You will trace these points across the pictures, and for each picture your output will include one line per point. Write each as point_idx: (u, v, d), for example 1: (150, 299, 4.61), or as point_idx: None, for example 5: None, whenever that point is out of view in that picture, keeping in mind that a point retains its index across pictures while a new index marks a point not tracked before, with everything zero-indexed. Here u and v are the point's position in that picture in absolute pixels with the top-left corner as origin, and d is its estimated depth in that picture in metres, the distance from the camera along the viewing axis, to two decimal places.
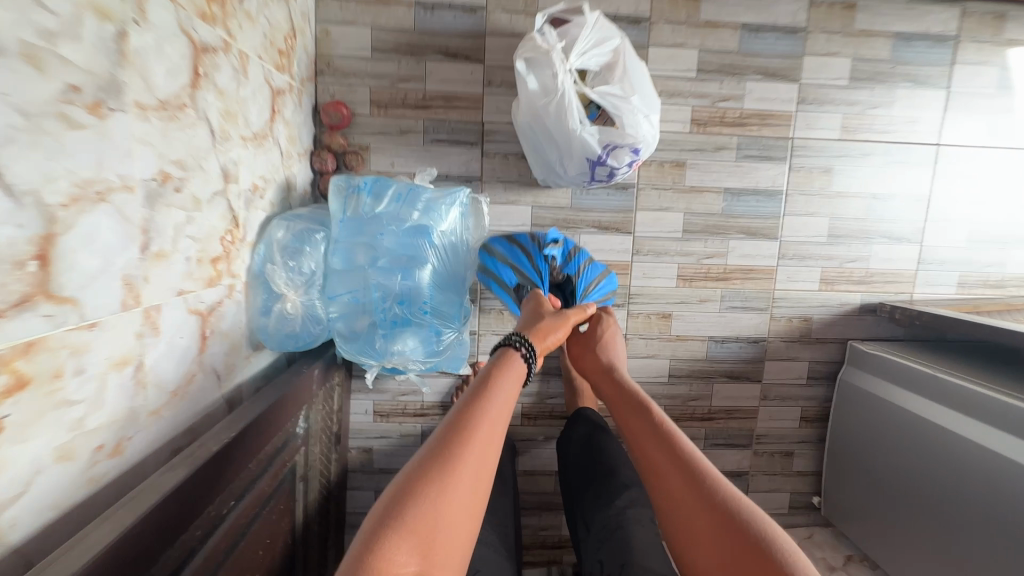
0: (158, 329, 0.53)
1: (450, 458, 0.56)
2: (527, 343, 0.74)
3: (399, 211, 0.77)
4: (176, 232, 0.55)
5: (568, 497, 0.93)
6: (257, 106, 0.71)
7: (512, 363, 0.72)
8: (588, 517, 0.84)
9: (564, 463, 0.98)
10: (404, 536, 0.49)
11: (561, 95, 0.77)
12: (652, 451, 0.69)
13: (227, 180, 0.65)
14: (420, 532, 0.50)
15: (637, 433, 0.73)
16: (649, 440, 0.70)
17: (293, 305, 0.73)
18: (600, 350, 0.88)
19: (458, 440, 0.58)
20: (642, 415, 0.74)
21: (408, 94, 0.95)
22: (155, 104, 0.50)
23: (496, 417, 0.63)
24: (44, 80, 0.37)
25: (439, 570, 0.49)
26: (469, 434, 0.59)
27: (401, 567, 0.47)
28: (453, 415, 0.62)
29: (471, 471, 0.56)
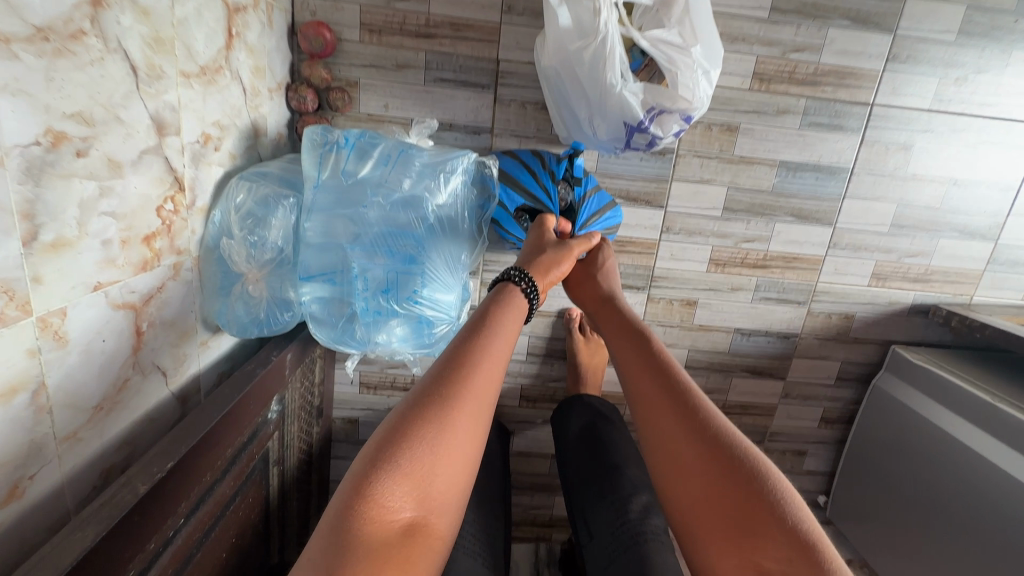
0: (65, 338, 0.41)
1: (450, 387, 0.45)
2: (527, 278, 0.61)
3: (387, 177, 0.63)
4: (85, 210, 0.42)
5: (566, 490, 0.81)
6: (204, 28, 0.55)
7: (511, 295, 0.59)
8: (592, 523, 0.73)
9: (560, 451, 0.86)
10: (402, 483, 0.39)
11: (601, 38, 0.60)
12: (645, 382, 0.56)
13: (164, 132, 0.50)
14: (420, 479, 0.40)
15: (628, 362, 0.60)
16: (642, 369, 0.57)
17: (256, 287, 0.62)
18: (600, 278, 0.73)
19: (456, 369, 0.47)
20: (640, 342, 0.61)
21: (407, 18, 0.76)
22: (29, 33, 0.35)
23: (507, 345, 0.52)
24: None
25: (434, 515, 0.40)
26: (473, 362, 0.48)
27: (395, 514, 0.38)
28: (454, 342, 0.51)
29: (477, 404, 0.46)
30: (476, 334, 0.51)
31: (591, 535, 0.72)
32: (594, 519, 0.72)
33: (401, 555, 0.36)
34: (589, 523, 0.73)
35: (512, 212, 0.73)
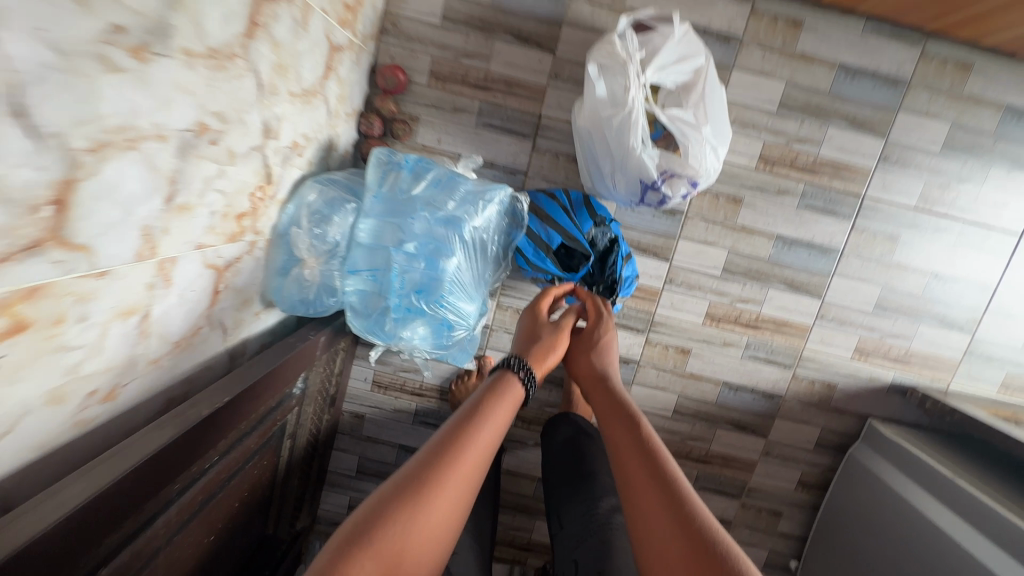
0: (170, 281, 0.52)
1: (424, 477, 0.50)
2: (527, 368, 0.68)
3: (435, 197, 0.74)
4: (206, 185, 0.53)
5: (546, 488, 0.88)
6: (312, 60, 0.68)
7: (510, 383, 0.66)
8: (564, 515, 0.79)
9: (545, 453, 0.93)
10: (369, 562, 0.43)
11: (629, 109, 0.72)
12: (635, 472, 0.59)
13: (268, 135, 0.63)
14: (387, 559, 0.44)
15: (622, 448, 0.63)
16: (634, 456, 0.61)
17: (311, 272, 0.72)
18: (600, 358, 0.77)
19: (434, 459, 0.52)
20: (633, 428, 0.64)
21: (470, 72, 0.90)
22: (205, 52, 0.47)
23: (489, 440, 0.58)
24: (89, 18, 0.35)
25: None
26: (454, 453, 0.53)
27: None
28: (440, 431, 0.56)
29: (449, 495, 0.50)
30: (465, 425, 0.57)
31: (562, 524, 0.78)
32: (566, 513, 0.79)
33: None
34: (560, 517, 0.79)
35: (554, 252, 0.82)
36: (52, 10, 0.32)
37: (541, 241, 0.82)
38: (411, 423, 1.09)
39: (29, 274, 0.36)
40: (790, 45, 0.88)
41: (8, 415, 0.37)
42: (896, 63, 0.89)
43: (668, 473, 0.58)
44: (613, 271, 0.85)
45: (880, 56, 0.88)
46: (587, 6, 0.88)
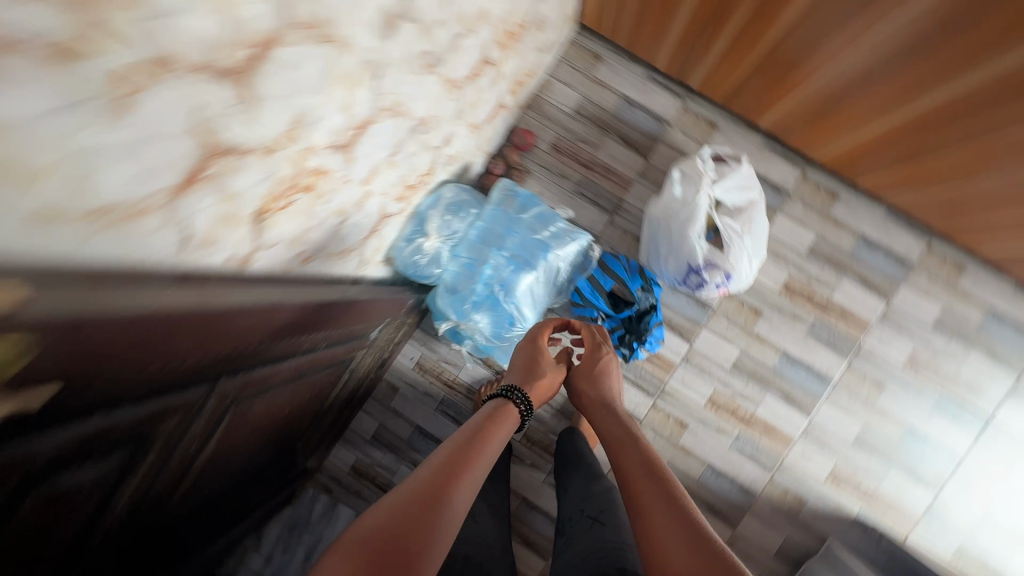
0: (362, 206, 0.75)
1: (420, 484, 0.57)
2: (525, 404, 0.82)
3: (535, 225, 0.98)
4: (407, 156, 0.78)
5: (556, 473, 1.05)
6: (487, 108, 0.97)
7: (502, 417, 0.76)
8: (570, 485, 0.96)
9: (557, 450, 1.11)
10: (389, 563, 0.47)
11: (695, 208, 0.96)
12: (635, 480, 0.65)
13: (445, 143, 0.89)
14: (402, 560, 0.48)
15: (626, 469, 0.68)
16: (636, 474, 0.65)
17: (429, 246, 0.95)
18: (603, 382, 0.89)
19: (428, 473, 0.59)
20: (634, 452, 0.70)
21: (581, 153, 1.18)
22: (449, 79, 0.75)
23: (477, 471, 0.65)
24: (422, 43, 0.62)
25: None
26: (444, 476, 0.59)
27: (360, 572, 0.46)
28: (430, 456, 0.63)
29: (447, 506, 0.56)
30: (456, 454, 0.65)
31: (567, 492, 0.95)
32: (571, 484, 0.96)
33: None
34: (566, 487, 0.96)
35: (606, 293, 1.03)
36: (414, 35, 0.59)
37: (599, 282, 1.03)
38: (434, 408, 1.26)
39: (329, 161, 0.60)
40: (826, 208, 1.13)
41: (276, 237, 0.59)
42: (906, 248, 1.12)
43: (666, 487, 0.62)
44: (646, 326, 1.04)
45: (894, 238, 1.12)
46: (681, 135, 1.16)
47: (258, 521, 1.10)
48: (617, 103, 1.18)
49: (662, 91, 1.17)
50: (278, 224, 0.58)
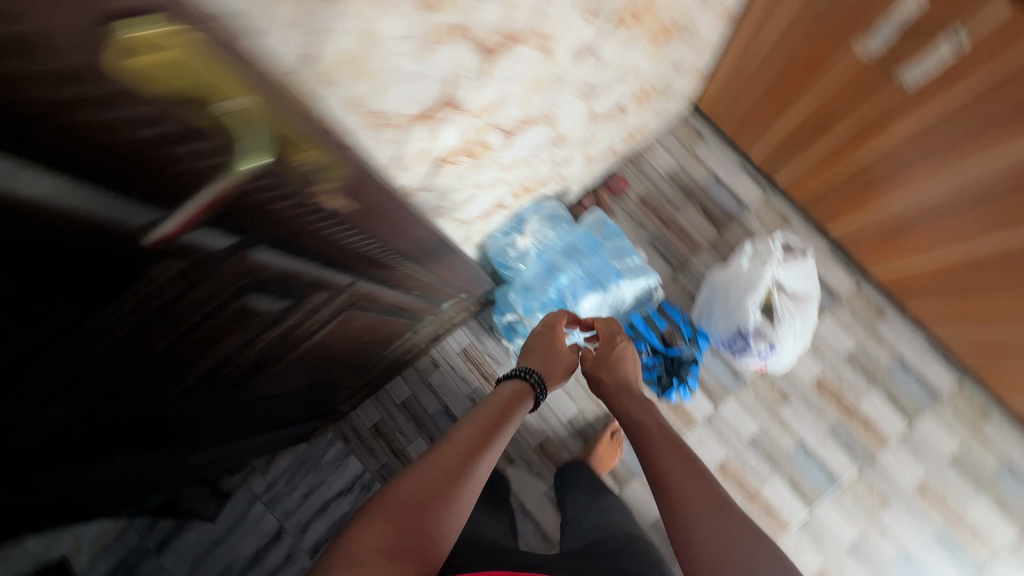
0: (491, 188, 0.89)
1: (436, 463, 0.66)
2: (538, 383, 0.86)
3: (614, 253, 1.12)
4: (537, 162, 0.93)
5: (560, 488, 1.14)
6: (603, 147, 1.12)
7: (517, 400, 0.82)
8: (576, 496, 1.05)
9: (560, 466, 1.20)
10: (418, 521, 0.59)
11: (758, 281, 1.08)
12: (659, 457, 0.73)
13: (564, 164, 1.04)
14: (424, 528, 0.59)
15: (651, 448, 0.75)
16: (670, 463, 0.71)
17: (521, 242, 1.08)
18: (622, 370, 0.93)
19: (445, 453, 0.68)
20: (665, 443, 0.75)
21: (664, 211, 1.32)
22: (593, 112, 0.90)
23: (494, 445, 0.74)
24: (592, 77, 0.78)
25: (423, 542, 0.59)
26: (462, 449, 0.69)
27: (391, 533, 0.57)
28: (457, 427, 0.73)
29: (463, 474, 0.66)
30: (481, 428, 0.73)
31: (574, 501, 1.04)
32: (577, 496, 1.05)
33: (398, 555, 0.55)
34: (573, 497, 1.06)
35: (658, 331, 1.14)
36: (591, 68, 0.75)
37: (655, 322, 1.15)
38: (465, 394, 1.35)
39: (495, 141, 0.74)
40: (871, 323, 1.23)
41: (436, 185, 0.73)
42: (937, 380, 1.20)
43: (696, 481, 0.68)
44: (687, 370, 1.13)
45: (929, 368, 1.20)
46: (757, 221, 1.29)
47: (283, 438, 1.19)
48: (707, 179, 1.32)
49: (749, 180, 1.32)
50: (443, 176, 0.72)
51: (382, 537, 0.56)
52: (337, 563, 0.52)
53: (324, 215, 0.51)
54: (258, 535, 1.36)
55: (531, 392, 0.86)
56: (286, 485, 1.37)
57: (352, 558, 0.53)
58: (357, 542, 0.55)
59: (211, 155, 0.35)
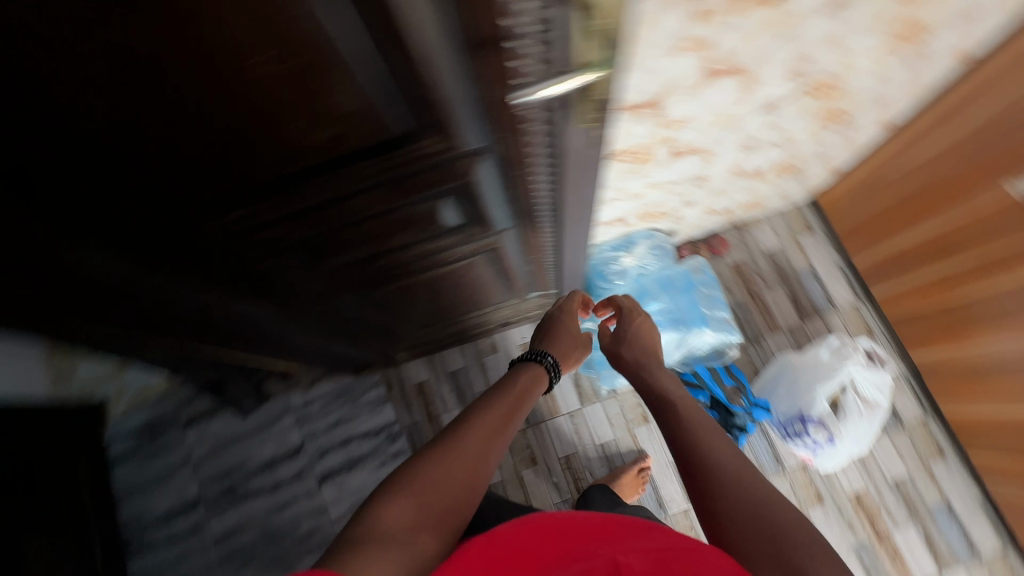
0: (626, 200, 0.96)
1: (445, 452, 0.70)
2: (545, 360, 0.93)
3: (705, 300, 1.17)
4: (672, 192, 1.00)
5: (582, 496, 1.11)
6: (724, 205, 1.19)
7: (524, 393, 0.86)
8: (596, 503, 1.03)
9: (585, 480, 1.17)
10: (432, 503, 0.64)
11: (835, 372, 1.10)
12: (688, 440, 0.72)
13: (690, 206, 1.11)
14: (436, 509, 0.63)
15: (679, 432, 0.74)
16: (700, 447, 0.70)
17: (626, 260, 1.14)
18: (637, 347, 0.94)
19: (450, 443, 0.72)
20: (696, 426, 0.74)
21: (754, 283, 1.36)
22: (740, 165, 0.97)
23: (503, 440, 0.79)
24: (760, 130, 0.85)
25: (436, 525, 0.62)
26: (473, 438, 0.74)
27: (408, 510, 0.61)
28: (469, 415, 0.78)
29: (471, 461, 0.71)
30: (492, 424, 0.77)
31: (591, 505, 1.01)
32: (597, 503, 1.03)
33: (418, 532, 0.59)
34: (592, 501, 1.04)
35: (723, 386, 1.19)
36: (763, 123, 0.83)
37: (721, 376, 1.20)
38: None
39: (659, 156, 0.82)
40: (928, 458, 1.22)
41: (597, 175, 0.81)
42: (981, 539, 1.16)
43: (732, 461, 0.67)
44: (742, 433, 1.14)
45: (975, 524, 1.17)
46: (841, 323, 1.32)
47: (345, 362, 1.27)
48: (804, 269, 1.36)
49: (844, 284, 1.35)
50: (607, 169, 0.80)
51: (405, 511, 0.60)
52: (365, 531, 0.56)
53: (545, 165, 0.57)
54: (280, 443, 1.42)
55: (546, 374, 0.92)
56: (320, 408, 1.43)
57: (381, 524, 0.57)
58: (381, 515, 0.59)
59: (535, 111, 0.46)
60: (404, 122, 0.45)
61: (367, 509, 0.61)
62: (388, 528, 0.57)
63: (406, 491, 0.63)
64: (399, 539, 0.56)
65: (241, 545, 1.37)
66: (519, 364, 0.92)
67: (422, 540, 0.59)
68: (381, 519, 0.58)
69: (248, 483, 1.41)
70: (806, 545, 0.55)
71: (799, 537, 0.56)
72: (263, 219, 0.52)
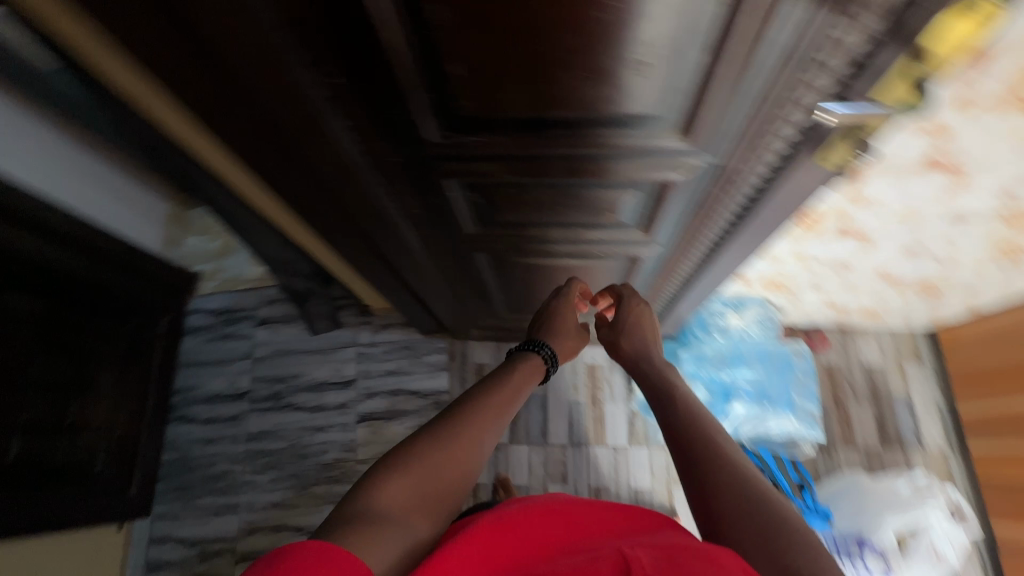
0: (764, 260, 0.95)
1: (435, 434, 0.66)
2: (546, 349, 0.83)
3: (794, 387, 1.15)
4: (810, 268, 0.98)
5: None
6: (847, 302, 1.15)
7: (520, 375, 0.78)
8: None
9: None
10: (423, 489, 0.61)
11: (921, 511, 1.05)
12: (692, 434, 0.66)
13: (815, 289, 1.08)
14: (427, 497, 0.61)
15: (683, 424, 0.68)
16: (707, 443, 0.64)
17: (733, 319, 1.13)
18: (635, 338, 0.82)
19: (440, 426, 0.68)
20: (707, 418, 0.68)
21: (844, 391, 1.30)
22: (889, 266, 0.95)
23: (494, 427, 0.72)
24: (934, 238, 0.83)
25: (422, 517, 0.59)
26: (466, 422, 0.68)
27: (399, 496, 0.59)
28: (470, 395, 0.72)
29: (462, 448, 0.65)
30: (482, 408, 0.71)
31: None
32: None
33: (409, 522, 0.58)
34: None
35: (788, 480, 1.12)
36: (941, 232, 0.81)
37: (787, 469, 1.13)
38: (568, 399, 1.37)
39: (825, 228, 0.81)
40: None
41: None
42: None
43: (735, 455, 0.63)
44: None
45: None
46: (922, 463, 1.25)
47: (426, 319, 1.32)
48: (899, 396, 1.30)
49: (938, 425, 1.27)
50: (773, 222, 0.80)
51: (399, 493, 0.59)
52: (362, 509, 0.56)
53: (759, 182, 0.59)
54: (334, 370, 1.47)
55: (543, 366, 0.83)
56: (381, 352, 1.47)
57: (377, 505, 0.57)
58: (380, 495, 0.58)
59: (789, 131, 0.49)
60: (670, 96, 0.47)
61: (368, 481, 0.60)
62: (381, 512, 0.56)
63: (403, 461, 0.62)
64: (389, 527, 0.55)
65: (268, 449, 1.42)
66: (516, 351, 0.82)
67: (415, 524, 0.58)
68: (377, 502, 0.57)
69: (293, 395, 1.46)
70: (804, 547, 0.53)
71: (794, 539, 0.54)
72: (481, 154, 0.57)
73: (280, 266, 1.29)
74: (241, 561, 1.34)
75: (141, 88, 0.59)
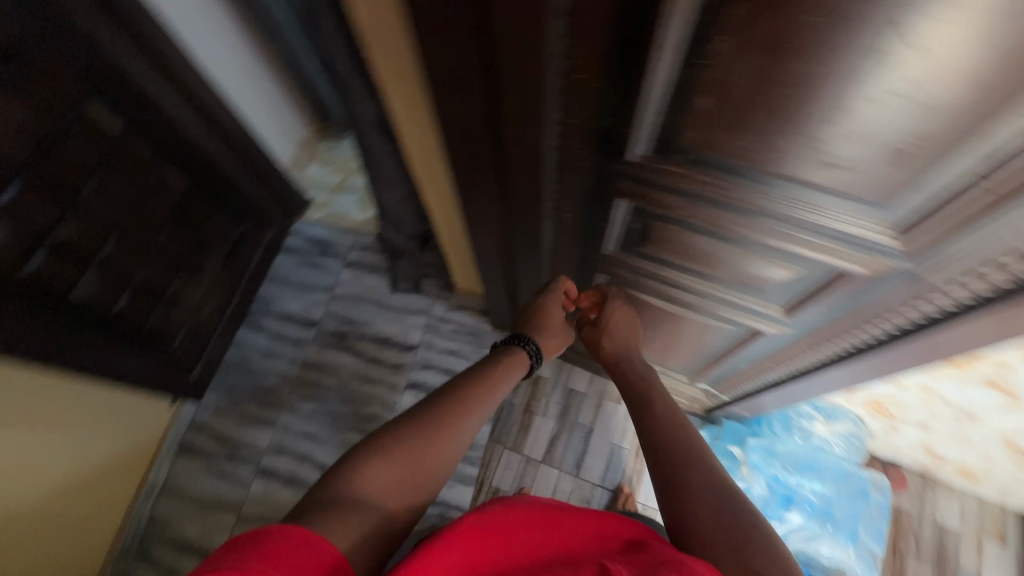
0: (883, 380, 0.89)
1: (421, 423, 0.70)
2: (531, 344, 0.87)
3: (865, 519, 1.06)
4: (928, 405, 0.90)
5: None
6: (948, 453, 1.06)
7: (508, 371, 0.82)
8: None
9: None
10: (404, 474, 0.64)
11: None
12: (677, 458, 0.66)
13: (921, 428, 1.00)
14: (406, 481, 0.64)
15: (666, 447, 0.68)
16: (693, 470, 0.64)
17: (816, 426, 1.08)
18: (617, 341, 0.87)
19: (427, 416, 0.71)
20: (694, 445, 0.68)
21: (907, 543, 1.19)
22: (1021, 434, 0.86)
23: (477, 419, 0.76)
24: None
25: (399, 500, 0.63)
26: (450, 411, 0.73)
27: (383, 481, 0.63)
28: (458, 386, 0.76)
29: (444, 438, 0.70)
30: (466, 402, 0.75)
31: None
32: None
33: (385, 504, 0.62)
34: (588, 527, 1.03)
35: None
36: None
37: None
38: (613, 441, 1.36)
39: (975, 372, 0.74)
40: None
41: None
42: None
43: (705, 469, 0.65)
44: None
45: None
46: None
47: (505, 313, 1.31)
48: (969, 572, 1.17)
49: None
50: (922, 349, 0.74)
51: (383, 476, 0.63)
52: (346, 488, 0.60)
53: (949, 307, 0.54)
54: (401, 330, 1.50)
55: (527, 361, 0.86)
56: (449, 329, 1.50)
57: (361, 488, 0.61)
58: (363, 478, 0.62)
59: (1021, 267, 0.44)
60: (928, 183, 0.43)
61: (353, 462, 0.64)
62: (359, 497, 0.60)
63: (389, 445, 0.66)
64: (366, 510, 0.59)
65: (318, 381, 1.45)
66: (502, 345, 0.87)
67: (393, 506, 0.62)
68: (360, 486, 0.61)
69: (359, 339, 1.50)
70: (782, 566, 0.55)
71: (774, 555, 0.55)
72: (674, 185, 0.57)
73: (389, 217, 1.33)
74: (261, 475, 1.36)
75: (384, 35, 0.63)
